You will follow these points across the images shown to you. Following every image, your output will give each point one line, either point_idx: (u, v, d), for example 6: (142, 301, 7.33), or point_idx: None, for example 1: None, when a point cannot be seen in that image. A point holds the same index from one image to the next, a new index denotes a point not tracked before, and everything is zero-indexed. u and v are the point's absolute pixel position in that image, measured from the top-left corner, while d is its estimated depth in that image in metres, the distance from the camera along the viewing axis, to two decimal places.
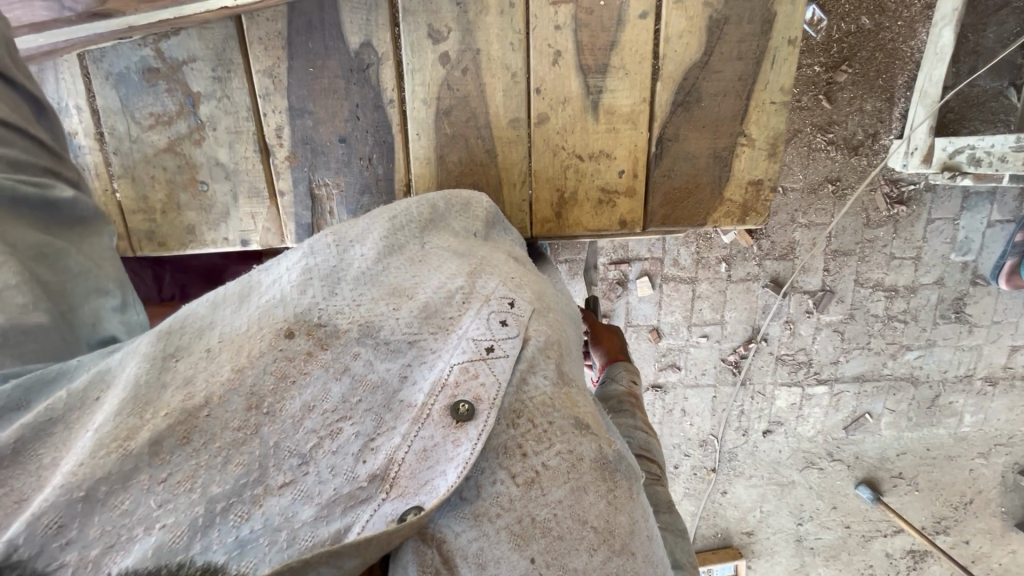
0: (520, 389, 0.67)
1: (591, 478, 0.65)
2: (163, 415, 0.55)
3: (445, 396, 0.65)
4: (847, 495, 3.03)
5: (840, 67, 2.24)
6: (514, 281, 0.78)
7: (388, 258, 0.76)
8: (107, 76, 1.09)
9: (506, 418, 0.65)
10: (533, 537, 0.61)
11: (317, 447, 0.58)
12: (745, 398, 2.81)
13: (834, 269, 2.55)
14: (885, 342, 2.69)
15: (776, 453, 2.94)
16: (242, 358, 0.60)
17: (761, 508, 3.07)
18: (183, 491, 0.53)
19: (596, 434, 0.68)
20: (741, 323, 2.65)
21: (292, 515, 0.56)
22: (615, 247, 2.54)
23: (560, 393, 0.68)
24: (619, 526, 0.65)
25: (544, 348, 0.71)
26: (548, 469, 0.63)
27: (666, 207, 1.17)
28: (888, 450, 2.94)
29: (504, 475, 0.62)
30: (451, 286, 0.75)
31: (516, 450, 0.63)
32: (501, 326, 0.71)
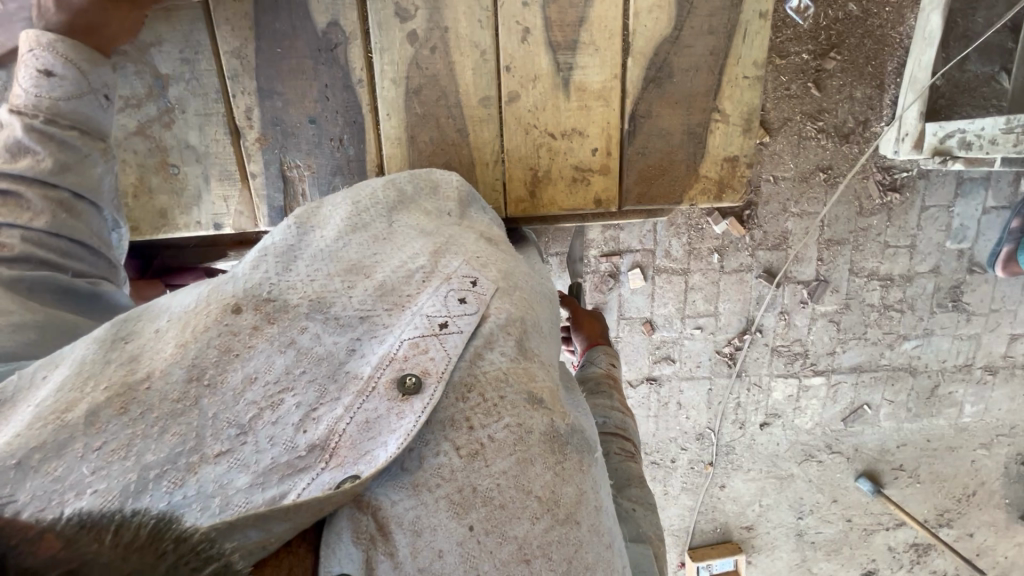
0: (474, 363, 0.66)
1: (539, 449, 0.64)
2: (103, 388, 0.54)
3: (392, 369, 0.64)
4: (848, 488, 3.00)
5: (828, 53, 2.22)
6: (479, 261, 0.77)
7: (349, 237, 0.76)
8: None
9: (456, 391, 0.64)
10: (473, 505, 0.59)
11: (256, 418, 0.57)
12: (742, 390, 2.79)
13: (828, 258, 2.53)
14: (881, 332, 2.66)
15: (774, 445, 2.92)
16: (187, 334, 0.60)
17: (761, 502, 3.04)
18: (116, 459, 0.51)
19: (548, 408, 0.67)
20: (736, 314, 2.63)
21: (227, 483, 0.53)
22: (607, 239, 2.52)
23: (516, 368, 0.67)
24: (565, 497, 0.63)
25: (504, 325, 0.70)
26: (494, 440, 0.62)
27: (640, 185, 1.16)
28: (888, 442, 2.91)
29: (449, 446, 0.61)
30: (410, 266, 0.74)
31: (462, 422, 0.62)
32: (458, 303, 0.71)
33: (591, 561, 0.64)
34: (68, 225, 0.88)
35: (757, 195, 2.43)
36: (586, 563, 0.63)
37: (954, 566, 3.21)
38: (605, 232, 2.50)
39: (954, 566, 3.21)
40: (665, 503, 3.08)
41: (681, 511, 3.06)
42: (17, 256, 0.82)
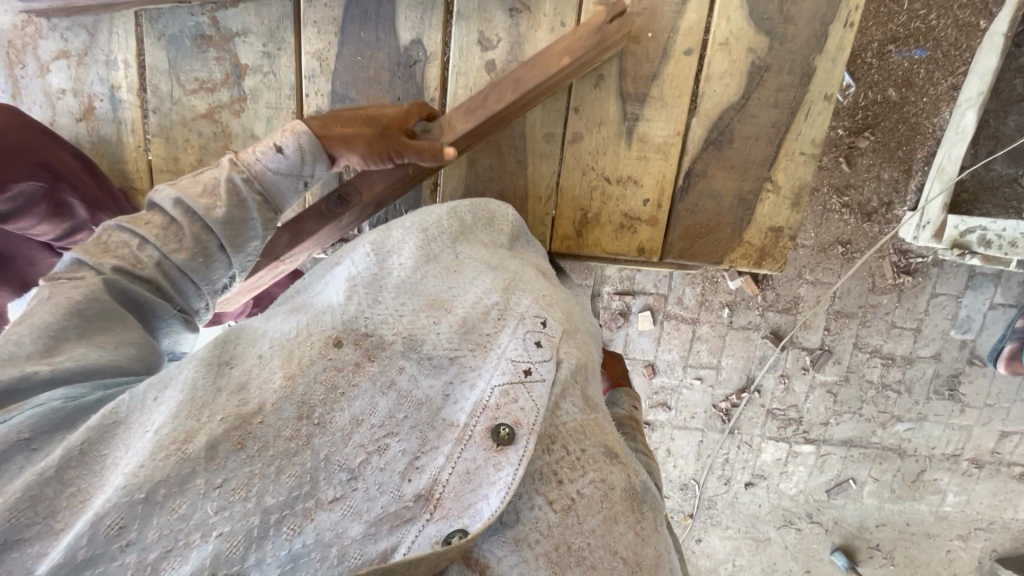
0: (554, 414, 0.68)
1: (620, 506, 0.66)
2: (219, 419, 0.58)
3: (488, 418, 0.66)
4: (821, 560, 2.98)
5: (862, 133, 2.28)
6: (546, 300, 0.79)
7: (425, 268, 0.78)
8: (161, 36, 1.24)
9: (542, 444, 0.66)
10: (569, 565, 0.62)
11: (365, 462, 0.61)
12: (732, 447, 2.79)
13: (835, 329, 2.56)
14: (877, 410, 2.68)
15: (755, 507, 2.90)
16: (293, 364, 0.64)
17: (734, 562, 3.03)
18: (238, 500, 0.55)
19: (624, 464, 0.70)
20: (737, 371, 2.64)
21: (342, 531, 0.58)
22: (622, 278, 2.52)
23: (589, 420, 0.70)
24: (646, 559, 0.66)
25: (574, 372, 0.72)
26: (582, 496, 0.65)
27: (686, 240, 1.19)
28: (868, 520, 2.91)
29: (542, 501, 0.63)
30: (488, 302, 0.75)
31: (552, 477, 0.65)
32: (537, 348, 0.71)
33: None
34: (194, 267, 0.82)
35: None
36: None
37: None
38: (622, 271, 2.51)
39: None
40: None
41: None
42: (143, 277, 0.77)
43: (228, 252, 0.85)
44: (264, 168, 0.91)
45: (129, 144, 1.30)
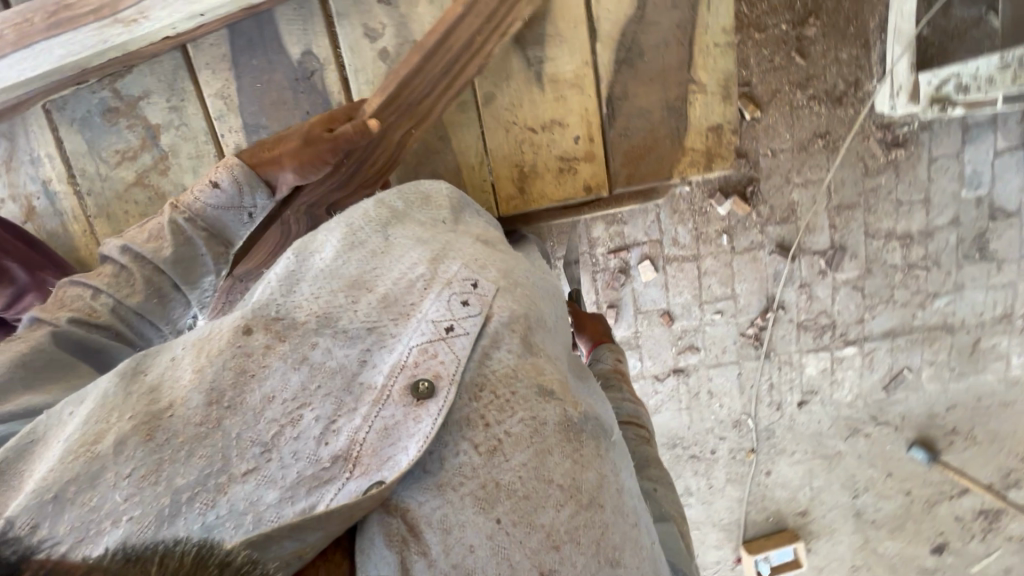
0: (482, 364, 0.70)
1: (555, 439, 0.68)
2: (129, 418, 0.60)
3: (407, 378, 0.68)
4: (901, 460, 2.88)
5: (806, 21, 2.19)
6: (477, 264, 0.80)
7: (347, 254, 0.79)
8: (73, 123, 1.50)
9: (468, 392, 0.68)
10: (498, 499, 0.63)
11: (278, 434, 0.62)
12: (773, 371, 2.71)
13: (841, 224, 2.48)
14: (910, 293, 2.58)
15: (816, 423, 2.82)
16: (203, 359, 0.65)
17: (812, 485, 2.93)
18: (148, 485, 0.56)
19: (560, 399, 0.71)
20: (755, 294, 2.58)
21: (257, 500, 0.59)
22: (612, 236, 2.49)
23: (524, 364, 0.71)
24: (587, 483, 0.67)
25: (508, 323, 0.74)
26: (510, 435, 0.66)
27: (627, 164, 1.52)
28: (937, 407, 2.78)
29: (467, 445, 0.65)
30: (411, 276, 0.77)
31: (478, 421, 0.67)
32: (462, 306, 0.74)
33: (619, 541, 0.67)
34: (149, 310, 1.01)
35: (758, 170, 2.39)
36: (615, 543, 0.66)
37: None
38: (609, 229, 2.48)
39: None
40: (712, 499, 2.97)
41: (728, 504, 2.96)
42: (100, 323, 0.95)
43: (184, 289, 1.07)
44: (203, 205, 1.13)
45: (76, 229, 1.57)
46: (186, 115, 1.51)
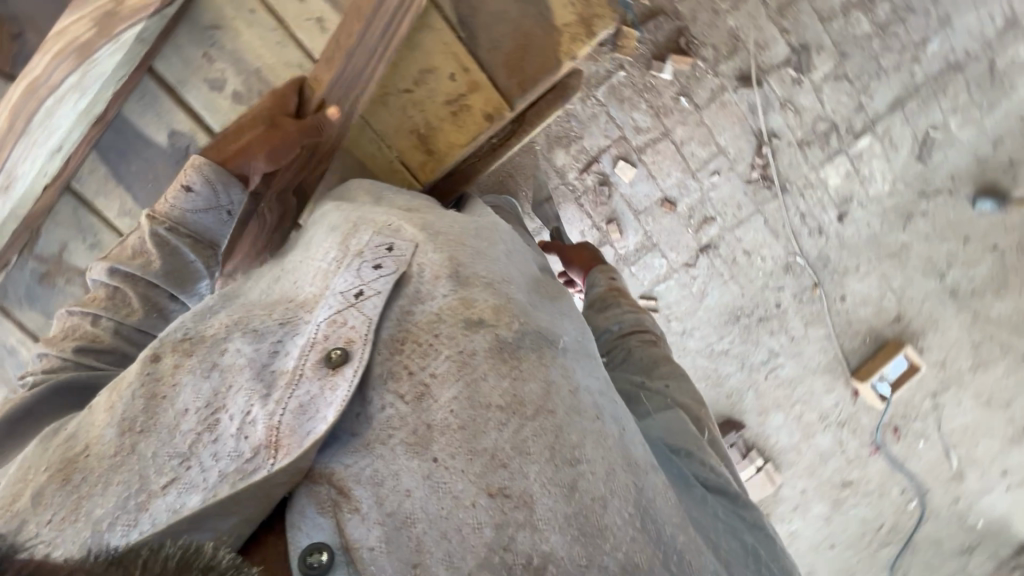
0: (405, 316, 0.96)
1: (484, 365, 0.89)
2: (44, 472, 0.83)
3: (318, 352, 0.92)
4: (975, 221, 2.65)
5: None
6: (389, 232, 1.09)
7: (273, 285, 1.11)
8: (29, 301, 1.89)
9: (391, 345, 0.93)
10: (430, 441, 0.84)
11: (196, 442, 0.85)
12: (796, 200, 2.58)
13: (790, 25, 2.30)
14: (897, 51, 2.35)
15: (866, 228, 2.67)
16: (114, 398, 0.90)
17: (893, 289, 2.77)
18: (70, 520, 0.78)
19: (490, 324, 0.94)
20: (741, 138, 2.45)
21: (180, 505, 0.80)
22: (576, 155, 2.42)
23: (455, 299, 0.97)
24: (527, 396, 0.87)
25: (433, 270, 1.02)
26: (435, 376, 0.89)
27: (516, 74, 1.76)
28: (981, 149, 2.52)
29: (395, 396, 0.88)
30: (323, 271, 1.06)
31: (403, 371, 0.90)
32: (374, 271, 1.01)
33: (576, 440, 0.86)
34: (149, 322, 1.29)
35: (678, 20, 2.26)
36: (573, 440, 0.85)
37: None
38: (570, 149, 2.41)
39: None
40: (803, 350, 2.85)
41: (818, 346, 2.84)
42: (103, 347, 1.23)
43: (181, 295, 1.34)
44: (183, 210, 1.37)
45: None
46: (104, 243, 1.89)
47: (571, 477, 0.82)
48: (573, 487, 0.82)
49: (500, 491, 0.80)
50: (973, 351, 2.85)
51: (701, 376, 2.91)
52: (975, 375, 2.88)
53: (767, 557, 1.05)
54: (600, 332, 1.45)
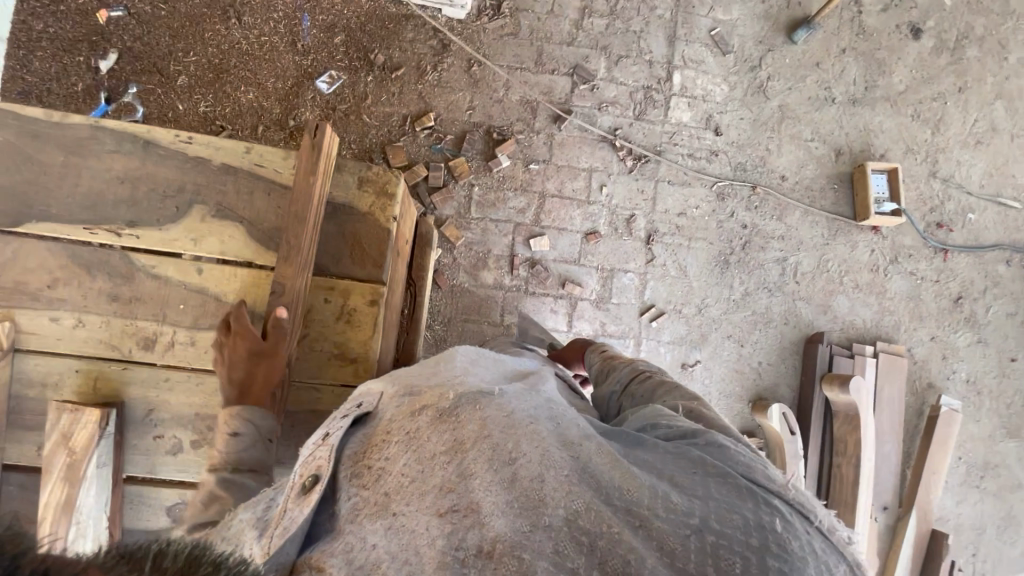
0: (370, 426, 0.97)
1: (428, 430, 0.89)
2: None
3: (299, 486, 0.95)
4: (807, 50, 2.99)
5: (370, 55, 2.66)
6: (366, 391, 1.12)
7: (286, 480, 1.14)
8: None
9: (361, 450, 0.93)
10: (387, 504, 0.83)
11: None
12: (675, 149, 2.82)
13: (554, 64, 2.81)
14: (639, 18, 2.88)
15: (742, 120, 2.90)
16: None
17: (808, 138, 2.92)
18: None
19: (429, 402, 0.93)
20: (596, 149, 2.76)
21: None
22: (497, 264, 2.61)
23: (407, 401, 0.97)
24: (466, 434, 0.86)
25: (382, 394, 1.04)
26: (388, 460, 0.88)
27: None
28: (760, 12, 2.97)
29: (356, 487, 0.88)
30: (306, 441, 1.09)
31: (363, 468, 0.89)
32: (344, 415, 1.03)
33: (512, 446, 0.84)
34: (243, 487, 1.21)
35: (482, 128, 2.70)
36: (508, 446, 0.84)
37: None
38: (488, 261, 2.60)
39: None
40: (805, 236, 2.80)
41: (807, 226, 2.82)
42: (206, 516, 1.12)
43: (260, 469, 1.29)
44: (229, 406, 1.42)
45: None
46: None
47: (510, 473, 0.81)
48: (513, 479, 0.80)
49: (449, 510, 0.79)
50: (920, 120, 3.01)
51: (752, 327, 2.69)
52: (941, 134, 3.01)
53: (719, 459, 0.95)
54: (606, 397, 1.67)
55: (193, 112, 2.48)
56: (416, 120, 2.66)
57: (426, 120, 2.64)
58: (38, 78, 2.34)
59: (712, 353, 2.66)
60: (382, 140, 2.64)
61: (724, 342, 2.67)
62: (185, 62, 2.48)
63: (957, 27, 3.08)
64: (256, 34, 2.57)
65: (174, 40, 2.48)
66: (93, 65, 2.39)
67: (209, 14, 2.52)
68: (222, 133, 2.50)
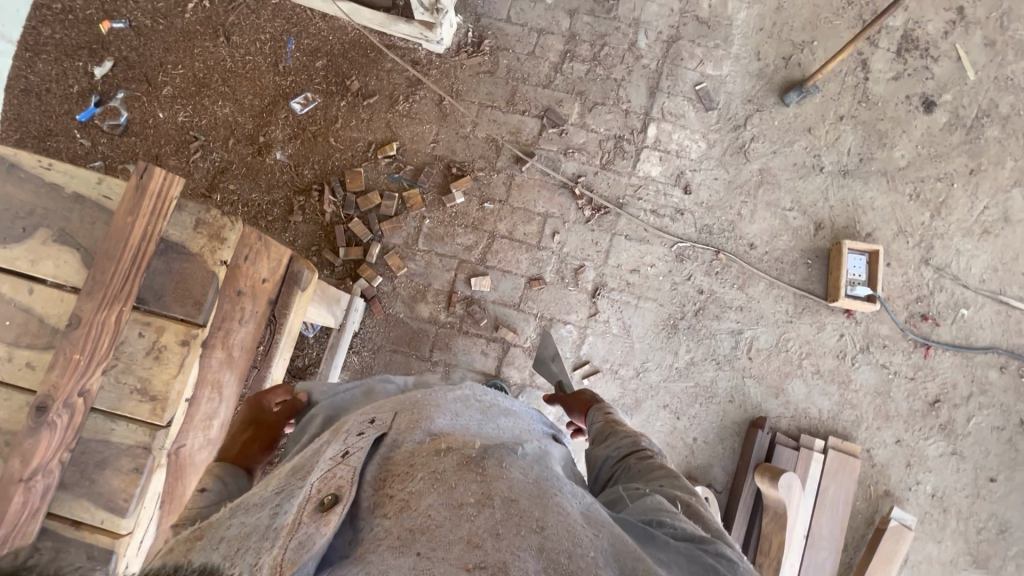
0: (390, 457, 0.97)
1: (456, 475, 0.92)
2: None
3: (313, 501, 0.86)
4: (799, 113, 2.79)
5: (346, 82, 2.71)
6: (375, 411, 1.15)
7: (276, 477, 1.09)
8: None
9: (379, 483, 0.91)
10: (412, 541, 0.80)
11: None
12: (637, 204, 2.72)
13: (527, 103, 2.76)
14: (622, 65, 2.78)
15: (717, 181, 2.75)
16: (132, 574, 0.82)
17: (787, 206, 2.73)
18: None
19: (452, 448, 0.99)
20: (557, 195, 2.71)
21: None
22: (437, 299, 2.62)
23: (428, 442, 1.01)
24: (495, 490, 0.92)
25: (400, 425, 1.07)
26: (411, 494, 0.88)
27: None
28: (753, 70, 2.80)
29: (380, 518, 0.85)
30: (314, 448, 1.09)
31: (386, 498, 0.88)
32: (358, 433, 1.04)
33: (538, 514, 0.90)
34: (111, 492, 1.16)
35: (443, 164, 2.71)
36: (535, 513, 0.90)
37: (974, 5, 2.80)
38: (428, 296, 2.62)
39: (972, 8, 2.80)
40: (764, 311, 2.63)
41: (768, 300, 2.64)
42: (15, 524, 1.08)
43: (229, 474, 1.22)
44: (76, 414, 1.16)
45: None
46: None
47: (536, 541, 0.85)
48: (541, 548, 0.84)
49: (476, 566, 0.77)
50: (919, 201, 2.74)
51: (692, 401, 2.57)
52: (942, 219, 2.73)
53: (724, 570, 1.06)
54: (602, 461, 1.59)
55: (172, 122, 2.65)
56: (380, 148, 2.70)
57: (389, 149, 2.68)
58: (40, 78, 2.61)
59: (644, 421, 2.57)
60: (344, 164, 2.69)
61: (658, 412, 2.57)
62: (172, 74, 2.66)
63: (979, 103, 2.78)
64: (242, 54, 2.70)
65: (167, 52, 2.66)
66: (89, 71, 2.63)
67: (201, 31, 2.68)
68: (195, 143, 2.65)
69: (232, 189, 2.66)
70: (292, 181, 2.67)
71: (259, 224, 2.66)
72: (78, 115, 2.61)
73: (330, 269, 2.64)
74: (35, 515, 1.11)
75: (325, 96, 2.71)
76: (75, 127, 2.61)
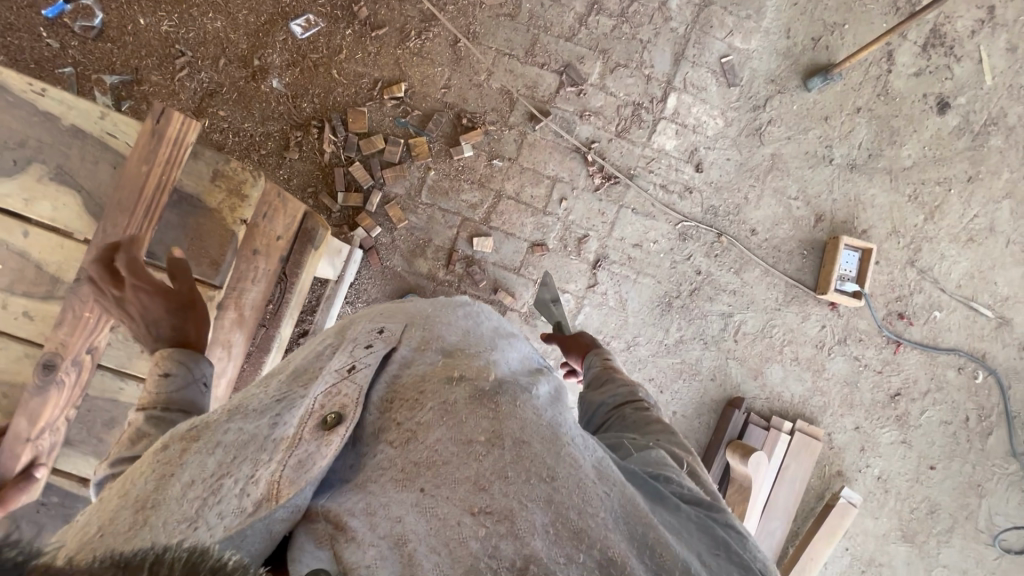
0: (399, 378, 0.91)
1: (465, 409, 0.83)
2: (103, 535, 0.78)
3: (315, 417, 0.86)
4: (817, 100, 2.74)
5: (353, 7, 2.47)
6: (385, 321, 1.05)
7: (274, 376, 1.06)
8: None
9: (384, 407, 0.87)
10: (415, 475, 0.76)
11: (201, 505, 0.79)
12: (647, 178, 2.67)
13: (547, 56, 2.60)
14: (649, 26, 2.63)
15: (728, 162, 2.71)
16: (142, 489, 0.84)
17: (791, 194, 2.74)
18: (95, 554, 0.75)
19: (464, 377, 0.89)
20: (567, 159, 2.62)
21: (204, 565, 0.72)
22: (436, 256, 2.57)
23: (437, 368, 0.92)
24: (504, 429, 0.81)
25: (412, 345, 0.98)
26: (420, 424, 0.82)
27: None
28: (780, 47, 2.70)
29: (384, 445, 0.82)
30: (319, 350, 1.02)
31: (391, 425, 0.84)
32: (365, 348, 0.96)
33: (551, 461, 0.79)
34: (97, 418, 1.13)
35: (453, 112, 2.55)
36: (547, 459, 0.79)
37: (1006, 8, 2.75)
38: (426, 250, 2.56)
39: (1002, 10, 2.75)
40: (754, 295, 2.70)
41: (761, 287, 2.70)
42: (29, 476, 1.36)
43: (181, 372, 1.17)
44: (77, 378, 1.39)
45: None
46: None
47: (546, 492, 0.77)
48: (551, 501, 0.76)
49: (481, 512, 0.73)
50: (916, 203, 2.80)
51: (676, 376, 2.68)
52: (934, 223, 2.81)
53: (739, 548, 1.07)
54: (597, 406, 1.64)
55: (155, 32, 2.37)
56: (386, 87, 2.51)
57: (396, 90, 2.49)
58: None
59: None
60: (347, 101, 2.50)
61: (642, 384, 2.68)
62: None
63: (990, 110, 2.80)
64: None
65: None
66: None
67: None
68: (181, 59, 2.39)
69: (221, 115, 2.44)
70: (289, 114, 2.48)
71: (250, 157, 2.47)
72: (44, 11, 2.30)
73: (327, 214, 2.52)
74: (44, 470, 1.39)
75: (329, 21, 2.47)
76: (41, 25, 2.31)
